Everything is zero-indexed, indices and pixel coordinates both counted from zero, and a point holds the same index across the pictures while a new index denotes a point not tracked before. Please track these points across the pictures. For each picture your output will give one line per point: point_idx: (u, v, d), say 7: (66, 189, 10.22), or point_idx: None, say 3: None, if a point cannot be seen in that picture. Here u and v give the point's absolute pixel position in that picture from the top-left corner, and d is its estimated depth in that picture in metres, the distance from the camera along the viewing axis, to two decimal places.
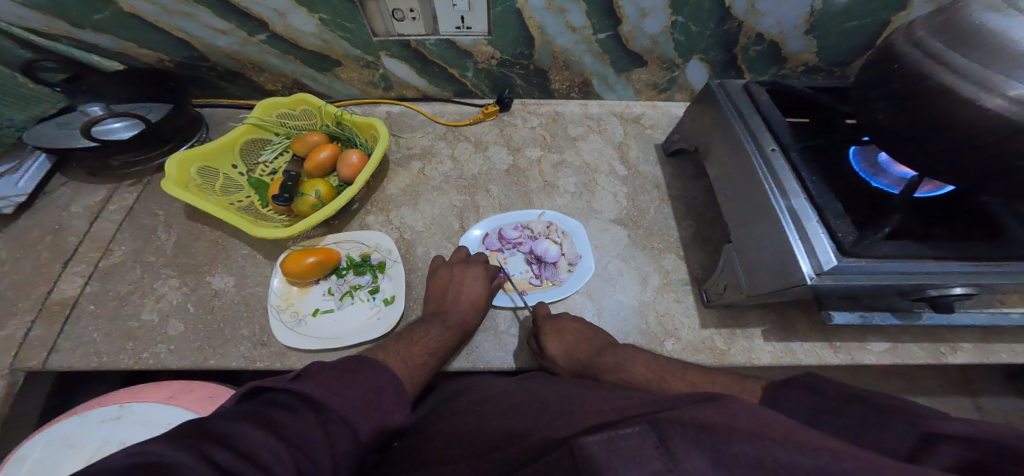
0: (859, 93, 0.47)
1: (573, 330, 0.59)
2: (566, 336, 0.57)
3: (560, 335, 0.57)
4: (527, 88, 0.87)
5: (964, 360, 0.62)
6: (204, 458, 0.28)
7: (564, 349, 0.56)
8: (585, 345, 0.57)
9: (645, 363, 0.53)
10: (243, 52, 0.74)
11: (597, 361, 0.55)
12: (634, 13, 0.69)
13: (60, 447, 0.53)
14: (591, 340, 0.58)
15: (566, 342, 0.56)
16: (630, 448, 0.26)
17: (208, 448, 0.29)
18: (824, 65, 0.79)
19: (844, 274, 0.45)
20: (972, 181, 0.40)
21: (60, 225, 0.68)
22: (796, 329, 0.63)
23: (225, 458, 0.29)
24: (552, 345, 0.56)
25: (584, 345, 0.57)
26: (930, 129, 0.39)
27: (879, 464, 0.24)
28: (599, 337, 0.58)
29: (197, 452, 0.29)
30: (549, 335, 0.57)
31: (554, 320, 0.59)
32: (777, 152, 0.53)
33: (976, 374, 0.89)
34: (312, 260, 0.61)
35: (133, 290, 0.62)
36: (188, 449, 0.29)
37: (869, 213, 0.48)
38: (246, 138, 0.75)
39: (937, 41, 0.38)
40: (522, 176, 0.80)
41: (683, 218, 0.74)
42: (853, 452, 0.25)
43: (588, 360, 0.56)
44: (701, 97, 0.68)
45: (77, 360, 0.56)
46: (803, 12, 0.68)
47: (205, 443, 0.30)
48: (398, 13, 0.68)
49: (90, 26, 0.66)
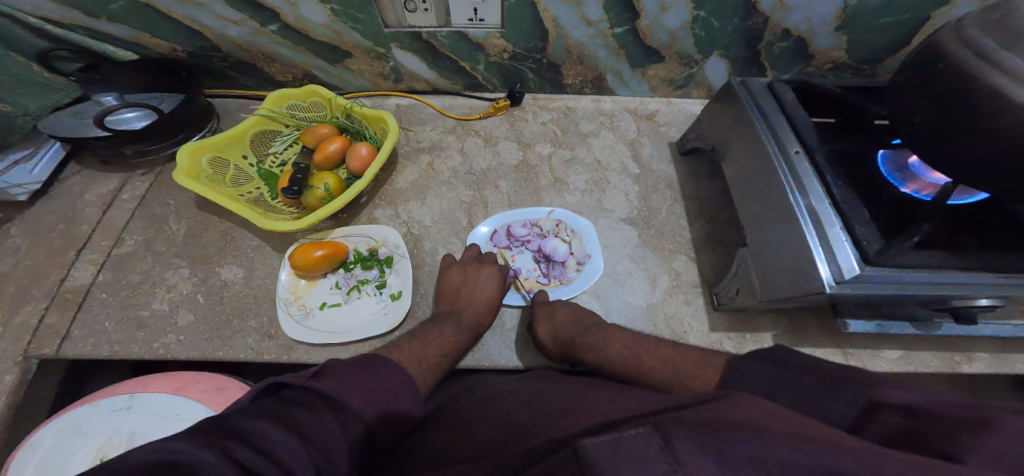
0: (896, 95, 0.45)
1: (564, 312, 0.59)
2: (554, 318, 0.57)
3: (548, 319, 0.58)
4: (540, 82, 0.85)
5: (980, 370, 0.60)
6: (228, 457, 0.28)
7: (552, 332, 0.56)
8: (571, 324, 0.57)
9: (622, 339, 0.53)
10: (254, 42, 0.73)
11: (579, 339, 0.55)
12: (653, 7, 0.67)
13: (73, 436, 0.54)
14: (578, 320, 0.57)
15: (554, 324, 0.57)
16: (634, 450, 0.24)
17: (230, 446, 0.29)
18: (851, 62, 0.76)
19: (865, 283, 0.43)
20: (1006, 188, 0.38)
21: (75, 213, 0.68)
22: (808, 334, 0.61)
23: (247, 457, 0.29)
24: (541, 331, 0.57)
25: (571, 325, 0.56)
26: (970, 133, 0.37)
27: (882, 459, 0.22)
28: (590, 318, 0.58)
29: (220, 450, 0.28)
30: (539, 320, 0.58)
31: (547, 304, 0.61)
32: (800, 155, 0.51)
33: (989, 382, 0.87)
34: (320, 253, 0.61)
35: (144, 280, 0.63)
36: (213, 448, 0.28)
37: (895, 220, 0.46)
38: (258, 129, 0.75)
39: (989, 39, 0.36)
40: (531, 172, 0.78)
41: (695, 219, 0.73)
42: (857, 446, 0.23)
43: (572, 339, 0.55)
44: (721, 94, 0.66)
45: (89, 348, 0.57)
46: (833, 8, 0.65)
47: (228, 441, 0.29)
48: (410, 4, 0.67)
49: (105, 15, 0.66)
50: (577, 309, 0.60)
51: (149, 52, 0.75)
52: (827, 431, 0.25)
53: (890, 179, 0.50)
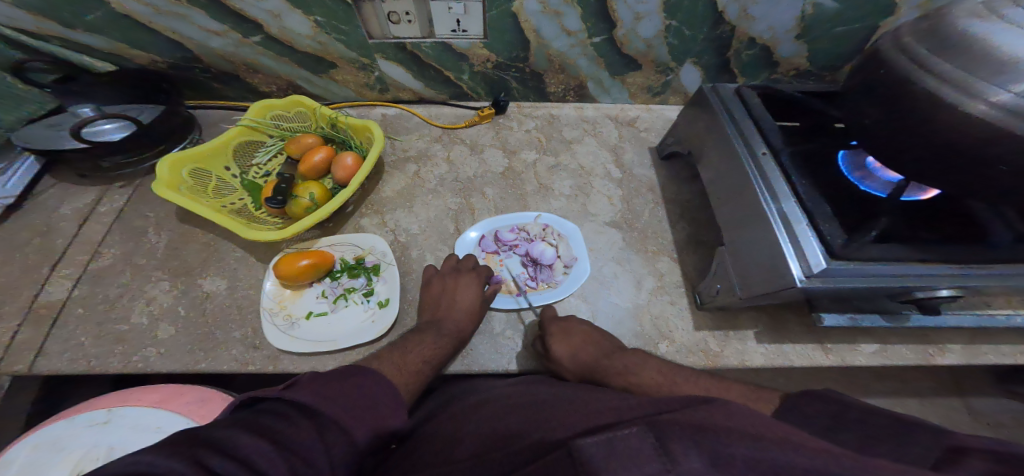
0: (848, 98, 0.48)
1: (581, 332, 0.58)
2: (570, 336, 0.57)
3: (566, 336, 0.57)
4: (523, 91, 0.87)
5: (953, 361, 0.62)
6: (199, 464, 0.28)
7: (571, 350, 0.56)
8: (591, 348, 0.57)
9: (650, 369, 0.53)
10: (237, 54, 0.73)
11: (604, 362, 0.55)
12: (629, 16, 0.70)
13: (49, 453, 0.52)
14: (600, 343, 0.58)
15: (572, 344, 0.56)
16: (630, 449, 0.26)
17: (201, 454, 0.29)
18: (814, 70, 0.80)
19: (833, 276, 0.45)
20: (954, 182, 0.41)
21: (49, 227, 0.67)
22: (788, 331, 0.63)
23: (222, 465, 0.29)
24: (558, 347, 0.56)
25: (591, 347, 0.57)
26: (913, 133, 0.40)
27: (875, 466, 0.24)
28: (611, 342, 0.58)
29: (189, 459, 0.29)
30: (554, 336, 0.57)
31: (561, 321, 0.60)
32: (767, 156, 0.54)
33: (966, 375, 0.90)
34: (306, 262, 0.61)
35: (123, 293, 0.62)
36: (182, 456, 0.29)
37: (859, 216, 0.49)
38: (240, 139, 0.75)
39: (922, 47, 0.39)
40: (517, 179, 0.80)
41: (677, 221, 0.75)
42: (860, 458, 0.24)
43: (595, 361, 0.56)
44: (694, 101, 0.69)
45: (64, 364, 0.55)
46: (795, 17, 0.69)
47: (198, 450, 0.30)
48: (394, 16, 0.68)
49: (82, 26, 0.66)
50: (593, 331, 0.59)
51: (127, 64, 0.75)
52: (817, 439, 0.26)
53: (850, 177, 0.52)
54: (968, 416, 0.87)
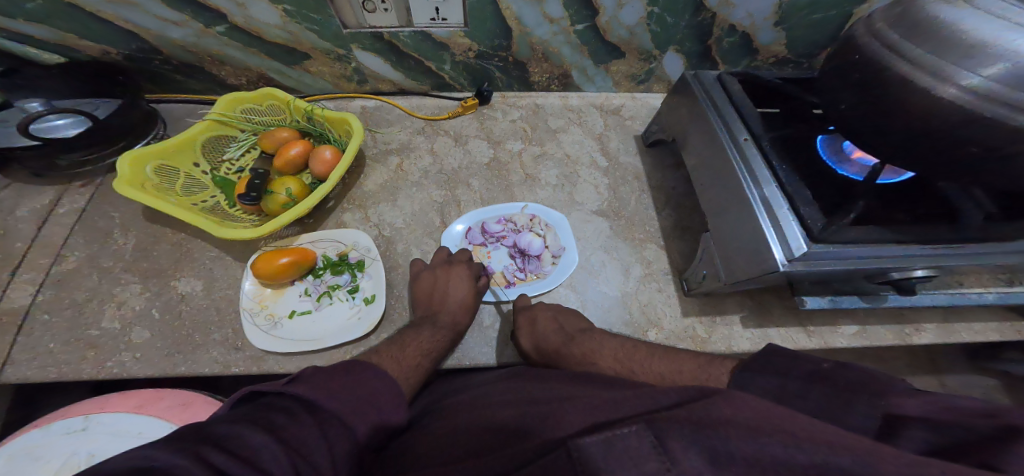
0: (825, 83, 0.48)
1: (547, 319, 0.58)
2: (537, 326, 0.57)
3: (531, 327, 0.58)
4: (507, 80, 0.86)
5: (928, 340, 0.64)
6: (201, 461, 0.28)
7: (534, 341, 0.56)
8: (555, 333, 0.56)
9: (615, 354, 0.53)
10: (200, 44, 0.70)
11: (565, 350, 0.55)
12: (611, 3, 0.69)
13: (25, 462, 0.51)
14: (562, 328, 0.58)
15: (537, 333, 0.57)
16: (628, 448, 0.26)
17: (205, 451, 0.29)
18: (792, 57, 0.81)
19: (812, 259, 0.45)
20: (927, 165, 0.42)
21: (8, 230, 0.64)
22: (772, 314, 0.64)
23: (223, 461, 0.28)
24: (525, 340, 0.57)
25: (556, 335, 0.56)
26: (891, 119, 0.40)
27: (876, 458, 0.23)
28: (577, 327, 0.58)
29: (194, 455, 0.28)
30: (522, 329, 0.58)
31: (528, 310, 0.60)
32: (749, 142, 0.54)
33: (942, 353, 0.94)
34: (286, 260, 0.60)
35: (91, 297, 0.59)
36: (184, 452, 0.28)
37: (837, 199, 0.49)
38: (209, 135, 0.72)
39: (893, 32, 0.39)
40: (503, 170, 0.79)
41: (663, 208, 0.75)
42: (850, 443, 0.24)
43: (556, 350, 0.55)
44: (678, 88, 0.68)
45: (33, 372, 0.53)
46: (773, 4, 0.69)
47: (201, 446, 0.29)
48: (369, 4, 0.66)
49: (28, 16, 0.63)
50: (560, 316, 0.59)
51: (78, 56, 0.71)
52: (812, 425, 0.26)
53: (828, 162, 0.53)
54: (943, 391, 0.90)
